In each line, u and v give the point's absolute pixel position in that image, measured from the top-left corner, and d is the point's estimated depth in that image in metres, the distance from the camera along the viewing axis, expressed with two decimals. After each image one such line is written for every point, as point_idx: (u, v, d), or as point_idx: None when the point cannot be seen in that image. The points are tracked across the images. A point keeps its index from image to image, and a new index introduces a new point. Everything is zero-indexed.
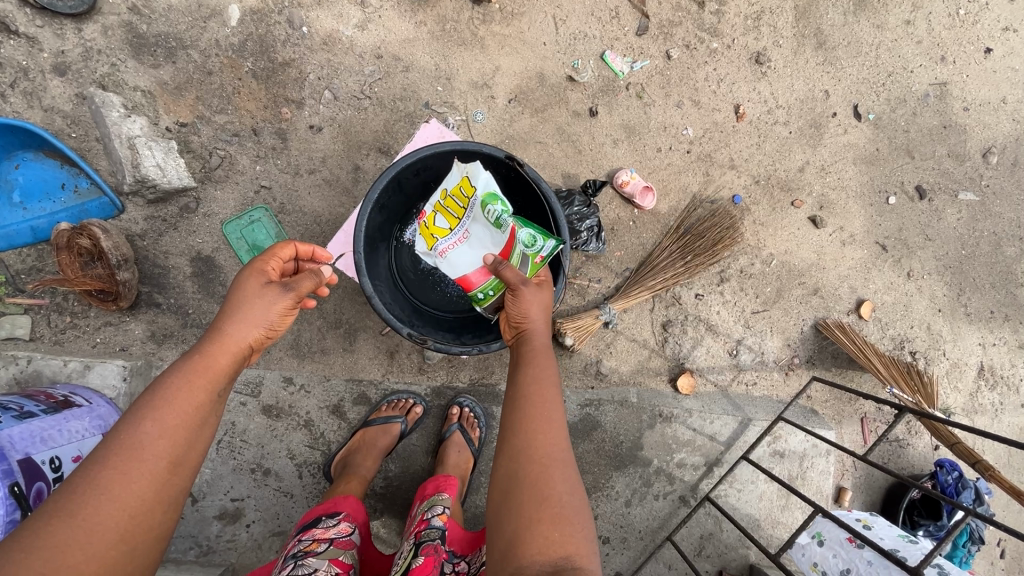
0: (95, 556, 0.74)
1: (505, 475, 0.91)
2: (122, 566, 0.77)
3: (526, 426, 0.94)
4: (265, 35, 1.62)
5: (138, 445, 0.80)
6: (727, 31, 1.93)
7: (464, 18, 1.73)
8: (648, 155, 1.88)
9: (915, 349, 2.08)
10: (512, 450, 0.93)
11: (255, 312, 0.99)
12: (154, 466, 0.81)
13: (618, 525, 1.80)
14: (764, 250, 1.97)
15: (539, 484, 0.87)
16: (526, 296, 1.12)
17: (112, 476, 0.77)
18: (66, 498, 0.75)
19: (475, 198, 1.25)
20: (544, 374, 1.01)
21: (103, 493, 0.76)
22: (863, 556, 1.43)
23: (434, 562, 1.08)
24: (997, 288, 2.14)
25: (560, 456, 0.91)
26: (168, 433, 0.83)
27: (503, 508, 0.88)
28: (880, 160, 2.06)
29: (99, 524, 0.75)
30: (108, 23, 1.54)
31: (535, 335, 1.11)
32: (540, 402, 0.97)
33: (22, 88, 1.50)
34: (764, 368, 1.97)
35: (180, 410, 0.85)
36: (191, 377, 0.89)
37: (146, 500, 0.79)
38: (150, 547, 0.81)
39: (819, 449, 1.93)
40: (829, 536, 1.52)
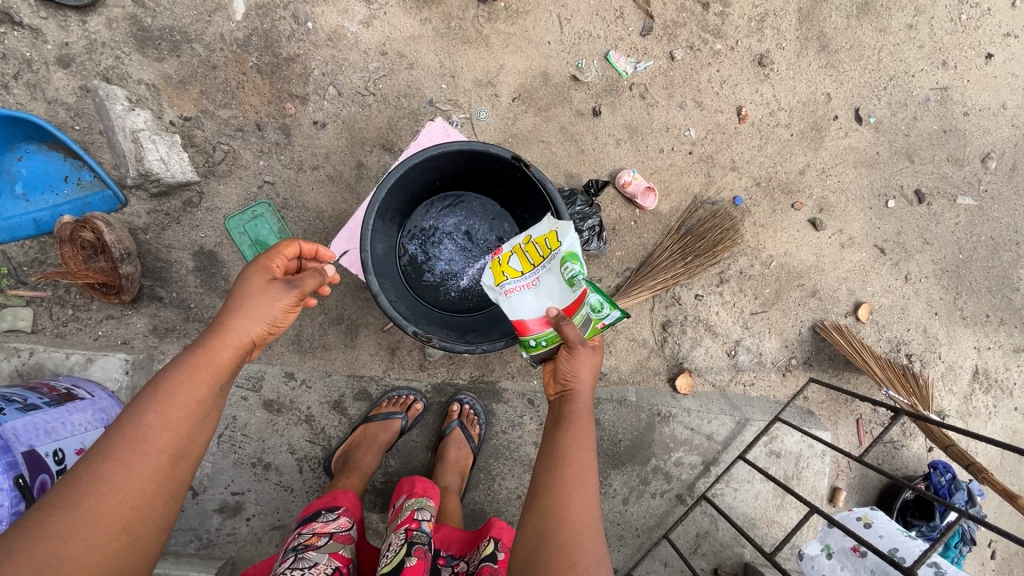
0: (97, 545, 0.74)
1: (533, 532, 0.92)
2: (124, 557, 0.77)
3: (559, 488, 0.95)
4: (270, 30, 1.62)
5: (142, 437, 0.81)
6: (731, 32, 1.94)
7: (469, 15, 1.73)
8: (651, 155, 1.88)
9: (911, 352, 2.10)
10: (541, 508, 0.93)
11: (258, 308, 0.99)
12: (158, 460, 0.82)
13: (615, 522, 1.81)
14: (763, 251, 1.98)
15: (567, 545, 0.88)
16: (581, 357, 1.11)
17: (116, 468, 0.78)
18: (73, 487, 0.76)
19: (557, 252, 1.21)
20: (583, 438, 1.02)
21: (106, 484, 0.77)
22: (865, 565, 1.44)
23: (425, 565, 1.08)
24: (994, 292, 2.16)
25: (590, 523, 0.92)
26: (171, 427, 0.84)
27: (528, 565, 0.88)
28: (880, 163, 2.07)
29: (101, 516, 0.75)
30: (113, 16, 1.53)
31: (579, 397, 1.10)
32: (577, 467, 0.98)
33: (25, 80, 1.50)
34: (762, 368, 1.99)
35: (183, 404, 0.86)
36: (194, 371, 0.89)
37: (147, 492, 0.80)
38: (151, 539, 0.81)
39: (815, 450, 1.95)
40: (836, 547, 1.52)
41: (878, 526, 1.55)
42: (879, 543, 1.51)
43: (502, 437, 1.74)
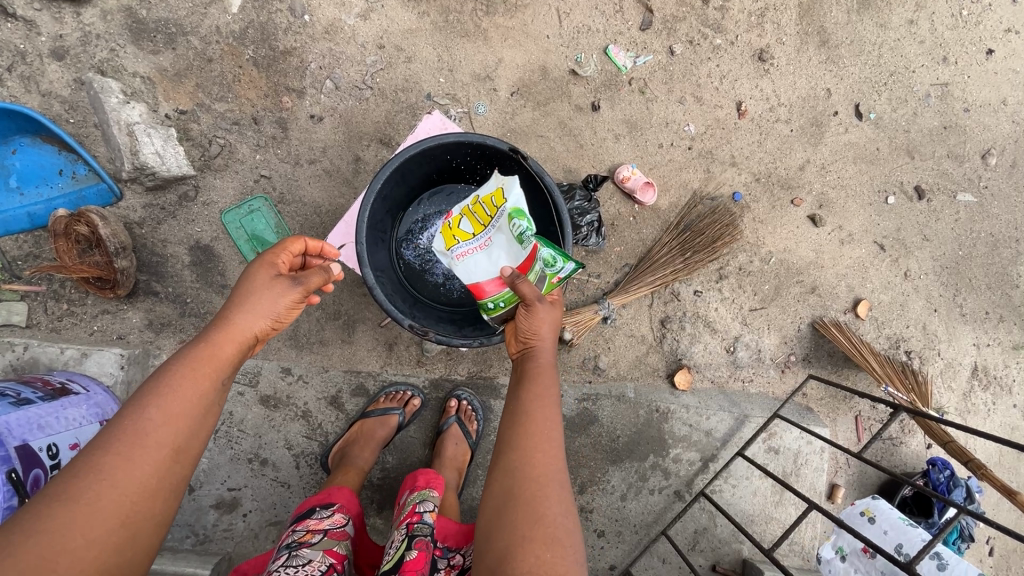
0: (100, 537, 0.74)
1: (497, 491, 0.90)
2: (122, 551, 0.77)
3: (522, 445, 0.93)
4: (266, 23, 1.60)
5: (144, 431, 0.80)
6: (731, 27, 1.92)
7: (468, 9, 1.72)
8: (650, 151, 1.87)
9: (910, 349, 2.10)
10: (505, 465, 0.92)
11: (262, 305, 0.98)
12: (158, 455, 0.81)
13: (613, 518, 1.81)
14: (762, 248, 1.98)
15: (533, 503, 0.87)
16: (539, 313, 1.08)
17: (119, 461, 0.78)
18: (74, 479, 0.75)
19: (503, 210, 1.21)
20: (545, 393, 1.00)
21: (109, 477, 0.76)
22: (876, 567, 1.42)
23: (425, 558, 1.08)
24: (993, 289, 2.15)
25: (557, 477, 0.91)
26: (172, 421, 0.83)
27: (493, 526, 0.87)
28: (879, 159, 2.07)
29: (100, 509, 0.75)
30: (108, 8, 1.52)
31: (540, 352, 1.08)
32: (541, 421, 0.95)
33: (19, 72, 1.48)
34: (761, 365, 1.98)
35: (184, 398, 0.85)
36: (195, 366, 0.88)
37: (147, 486, 0.79)
38: (148, 534, 0.80)
39: (813, 446, 1.94)
40: (849, 548, 1.50)
41: (881, 521, 1.54)
42: (885, 539, 1.51)
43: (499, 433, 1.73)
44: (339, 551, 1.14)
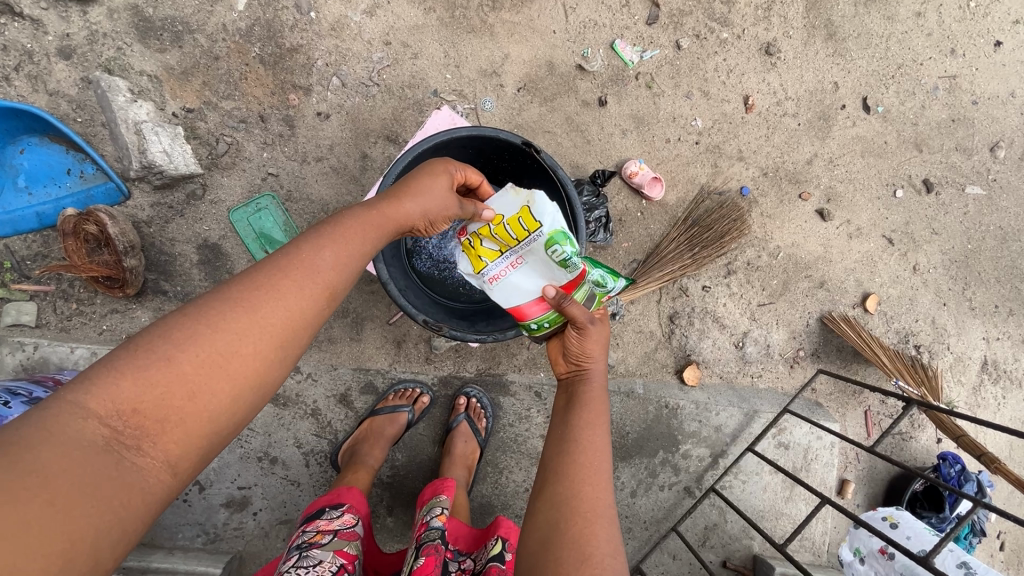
0: (259, 355, 0.71)
1: (542, 525, 0.83)
2: (265, 379, 0.72)
3: (572, 474, 0.86)
4: (273, 20, 1.60)
5: (316, 269, 0.78)
6: (737, 20, 1.91)
7: (474, 5, 1.71)
8: (657, 146, 1.87)
9: (919, 343, 2.13)
10: (552, 497, 0.84)
11: (431, 196, 1.00)
12: (320, 293, 0.78)
13: (623, 515, 1.81)
14: (770, 242, 1.98)
15: (582, 539, 0.79)
16: (591, 334, 1.05)
17: (291, 287, 0.75)
18: (249, 289, 0.72)
19: (538, 232, 1.16)
20: (597, 419, 0.94)
21: (281, 297, 0.74)
22: (894, 567, 1.39)
23: (435, 562, 1.05)
24: (1003, 282, 2.18)
25: (606, 513, 0.83)
26: (340, 266, 0.81)
27: (537, 562, 0.79)
28: (887, 153, 2.07)
29: (266, 327, 0.72)
30: (114, 6, 1.51)
31: (593, 376, 1.03)
32: (592, 452, 0.89)
33: (26, 72, 1.48)
34: (770, 360, 1.97)
35: (352, 248, 0.84)
36: (367, 220, 0.89)
37: (303, 321, 0.76)
38: (281, 376, 0.75)
39: (824, 441, 1.93)
40: (866, 551, 1.49)
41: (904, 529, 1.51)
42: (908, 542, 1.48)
43: (509, 430, 1.73)
44: (348, 552, 1.13)
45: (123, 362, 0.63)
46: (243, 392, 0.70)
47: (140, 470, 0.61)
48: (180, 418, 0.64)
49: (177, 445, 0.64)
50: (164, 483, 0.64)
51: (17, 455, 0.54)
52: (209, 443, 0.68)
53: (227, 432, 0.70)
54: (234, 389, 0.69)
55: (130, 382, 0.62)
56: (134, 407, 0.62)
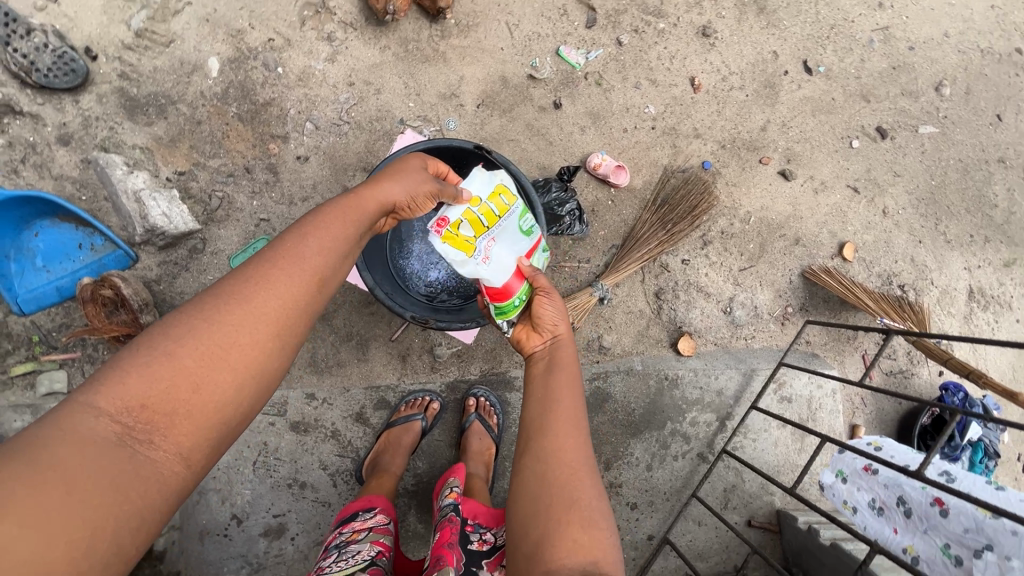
0: (256, 346, 0.78)
1: (532, 478, 0.91)
2: (264, 367, 0.79)
3: (554, 431, 0.94)
4: (245, 80, 1.73)
5: (302, 258, 0.86)
6: (671, 10, 2.04)
7: (424, 36, 1.84)
8: (616, 136, 1.98)
9: (903, 282, 2.21)
10: (537, 453, 0.93)
11: (409, 179, 1.08)
12: (308, 281, 0.85)
13: (643, 489, 1.87)
14: (740, 209, 2.08)
15: (568, 490, 0.88)
16: (557, 303, 1.18)
17: (279, 277, 0.82)
18: (239, 285, 0.80)
19: (511, 209, 1.30)
20: (573, 377, 1.04)
21: (271, 288, 0.81)
22: (880, 481, 1.28)
23: (451, 530, 1.14)
24: (972, 212, 2.27)
25: (586, 463, 0.92)
26: (325, 253, 0.88)
27: (531, 512, 0.87)
28: (837, 108, 2.18)
29: (259, 317, 0.79)
30: (101, 91, 1.66)
31: (566, 342, 1.12)
32: (568, 408, 0.98)
33: (32, 162, 1.62)
34: (760, 321, 2.06)
35: (334, 236, 0.91)
36: (346, 209, 0.96)
37: (295, 310, 0.83)
38: (281, 363, 0.82)
39: (825, 390, 2.00)
40: (849, 470, 1.35)
41: (889, 447, 1.33)
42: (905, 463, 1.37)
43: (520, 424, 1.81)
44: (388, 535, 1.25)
45: (129, 362, 0.71)
46: (245, 381, 0.77)
47: (153, 461, 0.68)
48: (186, 411, 0.71)
49: (187, 436, 0.71)
50: (178, 474, 0.70)
51: (38, 452, 0.62)
52: (218, 432, 0.75)
53: (233, 423, 0.77)
54: (235, 380, 0.76)
55: (136, 381, 0.69)
56: (141, 404, 0.69)
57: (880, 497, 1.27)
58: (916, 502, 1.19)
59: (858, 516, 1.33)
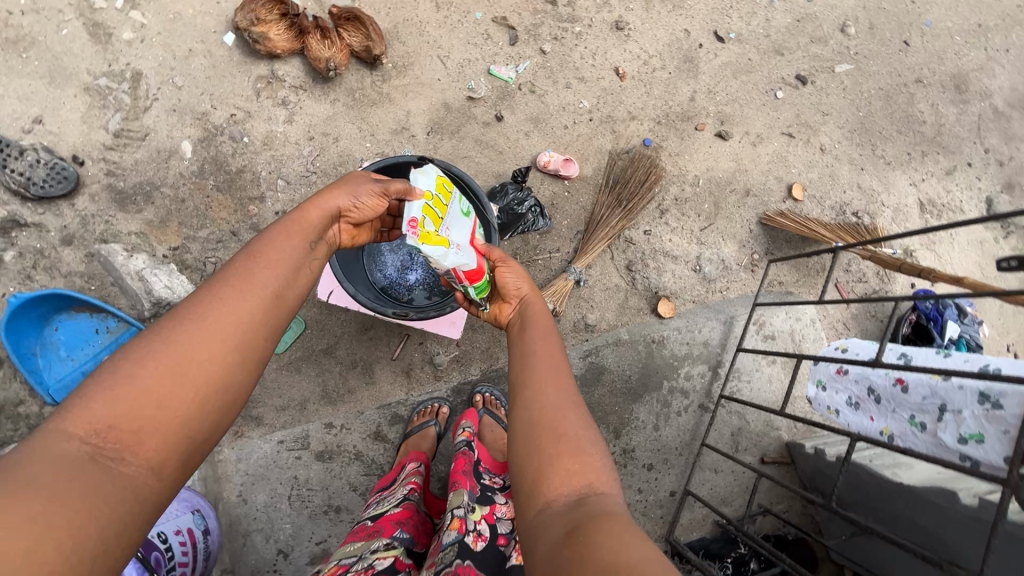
0: (215, 361, 0.84)
1: (525, 417, 1.04)
2: (229, 378, 0.86)
3: (536, 376, 1.09)
4: (217, 155, 1.92)
5: (251, 276, 0.93)
6: (584, 14, 2.25)
7: (368, 83, 2.03)
8: (559, 134, 2.16)
9: (856, 209, 2.35)
10: (525, 398, 1.07)
11: (350, 188, 1.18)
12: (262, 295, 0.93)
13: (655, 449, 1.97)
14: (688, 175, 2.24)
15: (556, 424, 1.00)
16: (518, 270, 1.34)
17: (231, 296, 0.90)
18: (195, 306, 0.87)
19: (453, 194, 1.33)
20: (547, 332, 1.21)
21: (224, 305, 0.89)
22: (851, 380, 1.43)
23: (465, 457, 1.31)
24: (903, 132, 2.43)
25: (570, 400, 1.06)
26: (272, 270, 0.96)
27: (528, 446, 1.00)
28: (755, 67, 2.36)
29: (215, 333, 0.86)
30: (93, 191, 1.84)
31: (533, 303, 1.31)
32: (550, 357, 1.14)
33: (42, 266, 1.79)
34: (730, 272, 2.19)
35: (280, 253, 1.00)
36: (290, 227, 1.05)
37: (252, 323, 0.91)
38: (247, 374, 0.89)
39: (804, 322, 2.12)
40: (825, 378, 1.51)
41: (852, 346, 1.51)
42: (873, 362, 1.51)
43: None
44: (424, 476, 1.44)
45: (96, 387, 0.77)
46: (208, 393, 0.83)
47: (125, 475, 0.74)
48: (153, 426, 0.77)
49: (156, 450, 0.77)
50: (152, 485, 0.76)
51: (16, 473, 0.68)
52: (188, 444, 0.81)
53: (202, 435, 0.83)
54: (199, 392, 0.82)
55: (102, 403, 0.75)
56: (110, 424, 0.75)
57: (856, 394, 1.42)
58: (882, 386, 1.34)
59: (843, 417, 1.47)
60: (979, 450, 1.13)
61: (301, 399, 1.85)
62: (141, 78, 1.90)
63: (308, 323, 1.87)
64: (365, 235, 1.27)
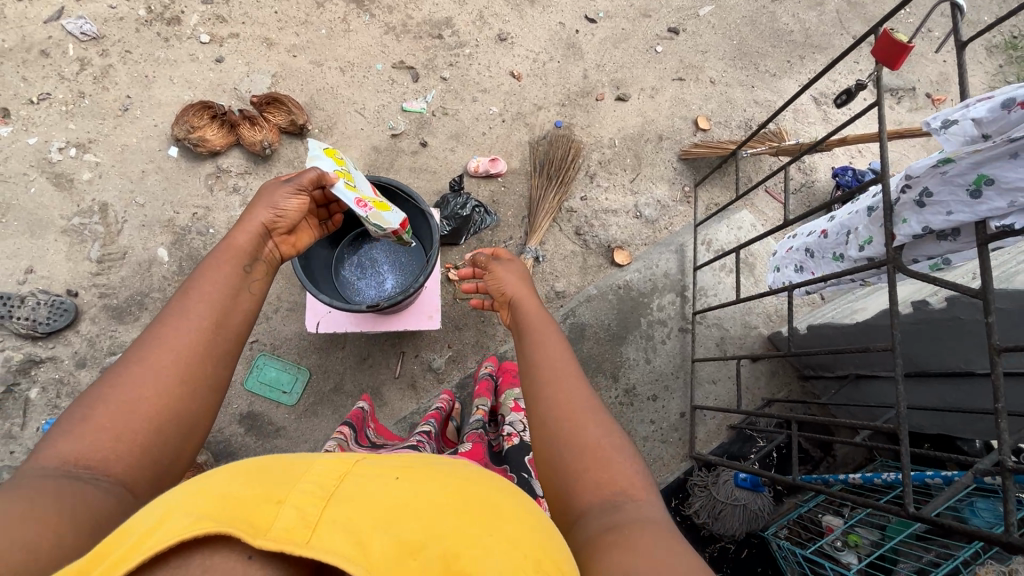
0: (167, 390, 0.87)
1: (542, 423, 0.99)
2: (184, 403, 0.88)
3: (548, 381, 1.04)
4: (191, 251, 2.13)
5: (186, 308, 0.95)
6: (469, 36, 2.53)
7: (302, 151, 2.28)
8: (481, 141, 2.41)
9: (760, 121, 2.59)
10: (539, 406, 1.01)
11: (270, 199, 1.18)
12: (202, 325, 0.94)
13: (654, 380, 2.11)
14: (604, 139, 2.48)
15: (576, 430, 0.94)
16: (503, 270, 1.39)
17: (170, 331, 0.91)
18: (138, 346, 0.90)
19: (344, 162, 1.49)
20: (545, 338, 1.15)
21: (165, 340, 0.90)
22: (793, 252, 1.65)
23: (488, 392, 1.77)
24: (777, 45, 2.71)
25: (588, 402, 0.99)
26: (208, 300, 0.97)
27: (551, 448, 0.94)
28: (630, 33, 2.64)
29: (161, 366, 0.88)
30: (92, 314, 2.04)
31: (523, 302, 1.30)
32: (559, 360, 1.08)
33: (65, 392, 1.97)
34: (669, 208, 2.40)
35: (213, 282, 1.00)
36: (219, 256, 1.05)
37: (196, 351, 0.92)
38: (203, 395, 0.91)
39: (746, 229, 2.32)
40: (778, 260, 1.75)
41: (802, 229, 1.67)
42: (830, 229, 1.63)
43: None
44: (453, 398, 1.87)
45: (60, 431, 0.81)
46: (166, 417, 0.86)
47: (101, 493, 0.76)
48: (118, 454, 0.81)
49: (126, 473, 0.80)
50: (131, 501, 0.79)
51: None
52: (157, 464, 0.85)
53: (170, 454, 0.86)
54: (154, 422, 0.85)
55: (66, 441, 0.79)
56: (76, 458, 0.78)
57: (798, 260, 1.63)
58: (813, 243, 1.55)
59: None
60: (872, 248, 1.31)
61: (325, 437, 2.00)
62: (108, 207, 2.14)
63: (312, 369, 2.06)
64: (303, 237, 1.30)
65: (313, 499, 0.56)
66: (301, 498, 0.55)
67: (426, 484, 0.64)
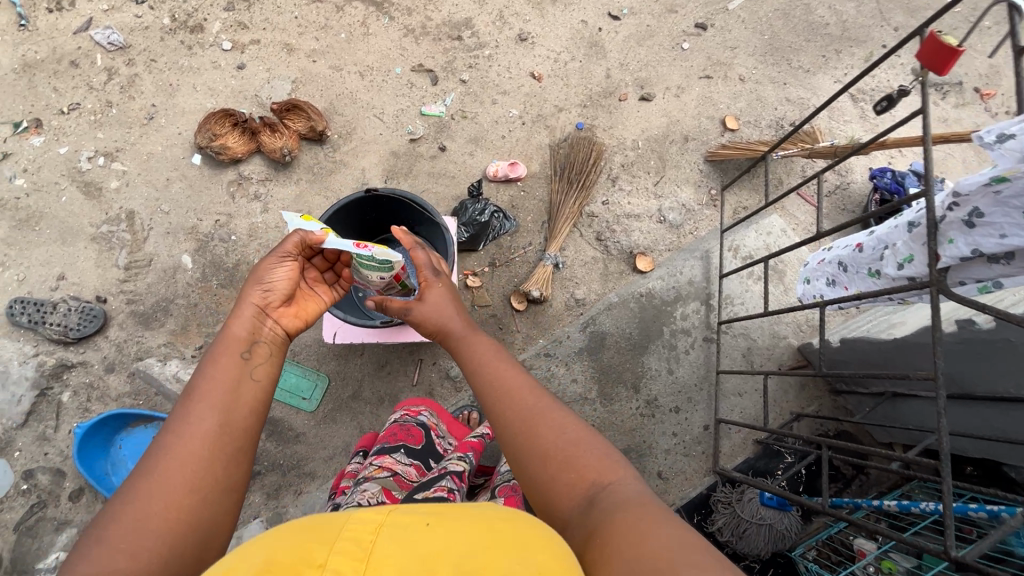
0: (179, 501, 0.88)
1: (507, 440, 0.99)
2: (196, 513, 0.89)
3: (499, 395, 1.05)
4: (213, 257, 2.16)
5: (190, 414, 0.95)
6: (489, 37, 2.48)
7: (322, 157, 2.29)
8: (500, 145, 2.37)
9: (791, 121, 2.48)
10: (498, 419, 1.03)
11: (263, 284, 1.14)
12: (207, 430, 0.95)
13: (676, 391, 2.06)
14: (627, 141, 2.41)
15: (535, 438, 0.95)
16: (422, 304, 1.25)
17: (176, 441, 0.92)
18: (146, 462, 0.90)
19: None
20: (487, 350, 1.15)
21: (172, 451, 0.91)
22: (825, 264, 1.56)
23: None
24: (811, 40, 2.58)
25: (538, 408, 1.00)
26: (211, 403, 0.97)
27: (524, 459, 0.95)
28: (656, 29, 2.55)
29: (170, 478, 0.89)
30: (120, 320, 2.09)
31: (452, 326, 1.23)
32: (502, 376, 1.08)
33: (95, 396, 2.03)
34: (694, 212, 2.32)
35: (215, 381, 1.00)
36: (219, 353, 1.05)
37: (203, 456, 0.92)
38: (216, 500, 0.92)
39: (775, 235, 2.23)
40: (809, 271, 1.66)
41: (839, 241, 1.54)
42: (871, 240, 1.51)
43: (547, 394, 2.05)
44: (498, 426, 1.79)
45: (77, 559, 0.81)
46: (180, 529, 0.86)
47: None
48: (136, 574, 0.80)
49: None
50: None
51: None
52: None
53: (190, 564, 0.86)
54: (167, 536, 0.85)
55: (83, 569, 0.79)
56: None
57: (832, 273, 1.53)
58: (847, 256, 1.46)
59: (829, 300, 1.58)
60: (912, 268, 1.23)
61: (344, 444, 2.01)
62: (135, 215, 2.19)
63: (331, 376, 2.07)
64: (309, 305, 1.24)
65: (354, 560, 0.56)
66: (339, 561, 0.56)
67: (463, 534, 0.62)
